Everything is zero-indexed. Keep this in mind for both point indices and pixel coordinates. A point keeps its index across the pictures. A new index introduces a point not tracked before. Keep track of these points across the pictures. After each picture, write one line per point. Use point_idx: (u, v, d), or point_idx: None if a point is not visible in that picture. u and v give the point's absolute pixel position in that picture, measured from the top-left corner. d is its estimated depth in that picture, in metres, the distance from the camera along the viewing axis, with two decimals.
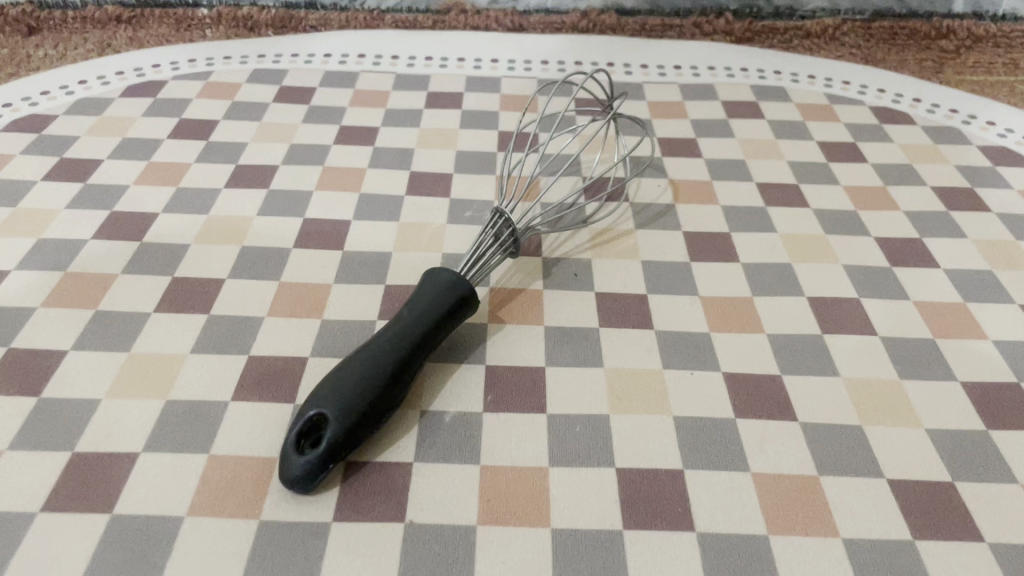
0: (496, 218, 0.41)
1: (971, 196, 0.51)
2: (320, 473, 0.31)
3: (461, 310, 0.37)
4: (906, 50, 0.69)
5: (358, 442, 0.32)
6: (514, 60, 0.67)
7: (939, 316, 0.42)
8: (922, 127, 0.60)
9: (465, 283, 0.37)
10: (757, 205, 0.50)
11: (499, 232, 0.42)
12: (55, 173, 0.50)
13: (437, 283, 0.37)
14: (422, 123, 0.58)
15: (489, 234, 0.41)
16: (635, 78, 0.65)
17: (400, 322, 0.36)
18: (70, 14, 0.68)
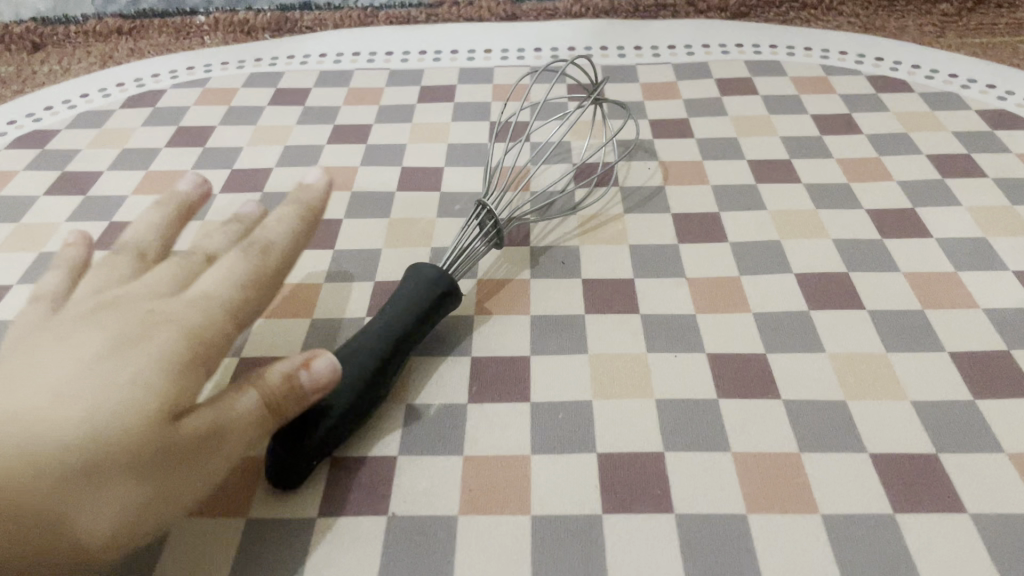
0: (479, 212, 0.42)
1: (967, 162, 0.51)
2: (301, 468, 0.32)
3: (443, 305, 0.38)
4: (906, 16, 0.68)
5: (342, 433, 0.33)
6: (507, 49, 0.67)
7: (930, 286, 0.41)
8: (920, 93, 0.59)
9: (447, 278, 0.38)
10: (747, 183, 0.50)
11: (482, 223, 0.42)
12: (57, 188, 0.52)
13: (420, 276, 0.37)
14: (415, 118, 0.59)
15: (473, 226, 0.42)
16: (628, 61, 0.65)
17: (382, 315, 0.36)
18: (72, 29, 0.70)
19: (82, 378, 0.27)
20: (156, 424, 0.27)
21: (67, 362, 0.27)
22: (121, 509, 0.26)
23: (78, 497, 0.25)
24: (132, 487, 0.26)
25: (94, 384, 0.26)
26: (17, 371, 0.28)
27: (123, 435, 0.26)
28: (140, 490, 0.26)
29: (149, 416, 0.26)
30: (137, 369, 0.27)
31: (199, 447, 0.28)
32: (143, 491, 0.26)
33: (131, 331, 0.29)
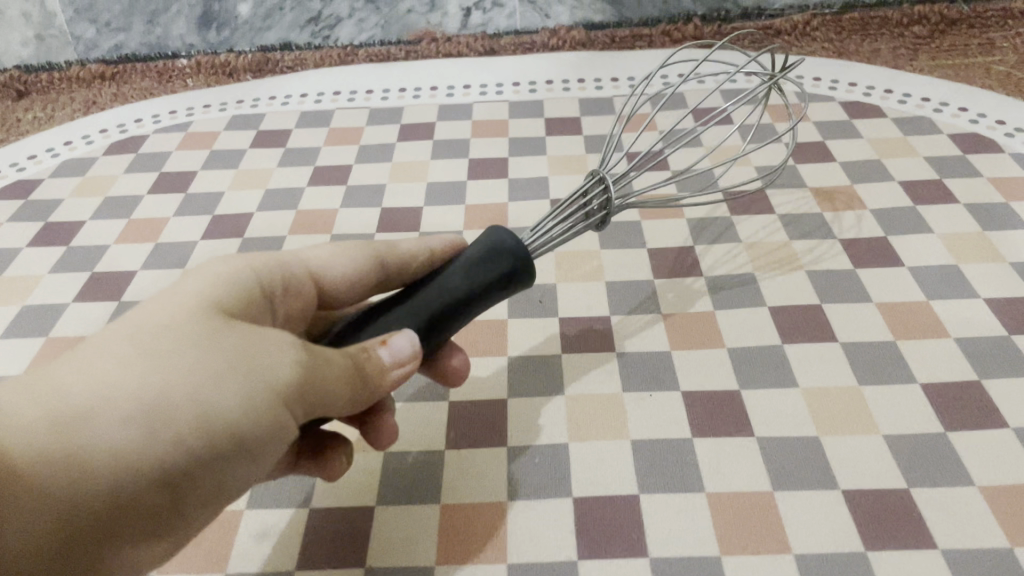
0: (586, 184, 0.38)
1: (939, 188, 0.51)
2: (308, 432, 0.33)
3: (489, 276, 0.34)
4: (879, 40, 0.69)
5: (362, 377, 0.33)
6: (486, 84, 0.68)
7: (902, 317, 0.42)
8: (893, 118, 0.59)
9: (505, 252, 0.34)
10: (721, 216, 0.50)
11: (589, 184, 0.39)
12: (39, 239, 0.52)
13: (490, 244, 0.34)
14: (394, 157, 0.60)
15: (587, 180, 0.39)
16: (605, 93, 0.66)
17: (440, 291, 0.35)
18: (55, 75, 0.71)
19: (143, 352, 0.27)
20: (206, 383, 0.27)
21: (127, 323, 0.29)
22: (162, 456, 0.27)
23: (120, 449, 0.26)
24: (175, 437, 0.27)
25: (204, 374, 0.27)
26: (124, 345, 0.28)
27: (162, 395, 0.27)
28: (183, 437, 0.27)
29: (197, 376, 0.27)
30: (188, 334, 0.28)
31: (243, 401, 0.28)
32: (185, 441, 0.27)
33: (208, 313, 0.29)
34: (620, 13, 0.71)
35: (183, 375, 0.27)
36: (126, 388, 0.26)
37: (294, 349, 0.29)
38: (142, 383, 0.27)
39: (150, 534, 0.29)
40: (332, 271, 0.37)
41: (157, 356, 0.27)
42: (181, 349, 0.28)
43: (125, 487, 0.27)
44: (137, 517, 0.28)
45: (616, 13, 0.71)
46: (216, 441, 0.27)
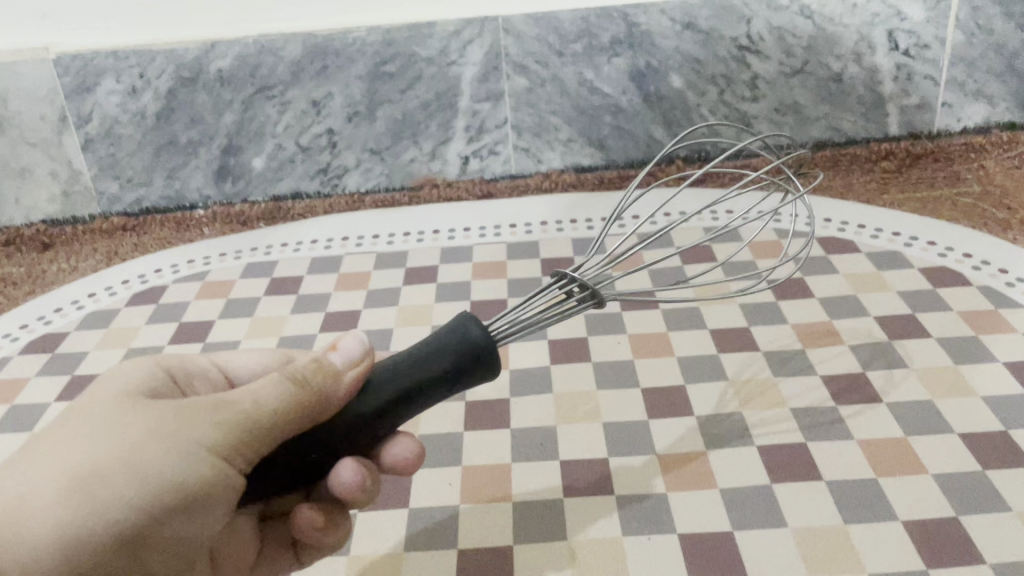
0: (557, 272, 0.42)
1: (911, 323, 0.55)
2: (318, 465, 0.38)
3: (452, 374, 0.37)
4: (851, 175, 0.74)
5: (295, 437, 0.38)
6: (485, 226, 0.73)
7: (882, 454, 0.44)
8: (867, 253, 0.63)
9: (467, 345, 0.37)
10: (709, 354, 0.54)
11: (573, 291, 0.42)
12: (67, 394, 0.55)
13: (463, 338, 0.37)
14: (400, 301, 0.63)
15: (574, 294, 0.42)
16: (596, 233, 0.71)
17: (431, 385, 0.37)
18: (80, 228, 0.76)
19: (123, 455, 0.34)
20: (159, 452, 0.34)
21: (67, 421, 0.36)
22: (114, 510, 0.34)
23: (80, 506, 0.34)
24: (123, 497, 0.34)
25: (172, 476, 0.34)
26: (105, 442, 0.35)
27: (113, 455, 0.34)
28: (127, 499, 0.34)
29: (151, 446, 0.34)
30: (117, 416, 0.36)
31: (173, 461, 0.34)
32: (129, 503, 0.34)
33: (180, 418, 0.35)
34: (607, 157, 0.76)
35: (129, 437, 0.35)
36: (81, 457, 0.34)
37: (223, 413, 0.35)
38: (82, 460, 0.34)
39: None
40: (240, 367, 0.47)
41: (99, 434, 0.35)
42: (108, 431, 0.35)
43: (85, 549, 0.34)
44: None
45: (603, 157, 0.76)
46: (158, 496, 0.34)
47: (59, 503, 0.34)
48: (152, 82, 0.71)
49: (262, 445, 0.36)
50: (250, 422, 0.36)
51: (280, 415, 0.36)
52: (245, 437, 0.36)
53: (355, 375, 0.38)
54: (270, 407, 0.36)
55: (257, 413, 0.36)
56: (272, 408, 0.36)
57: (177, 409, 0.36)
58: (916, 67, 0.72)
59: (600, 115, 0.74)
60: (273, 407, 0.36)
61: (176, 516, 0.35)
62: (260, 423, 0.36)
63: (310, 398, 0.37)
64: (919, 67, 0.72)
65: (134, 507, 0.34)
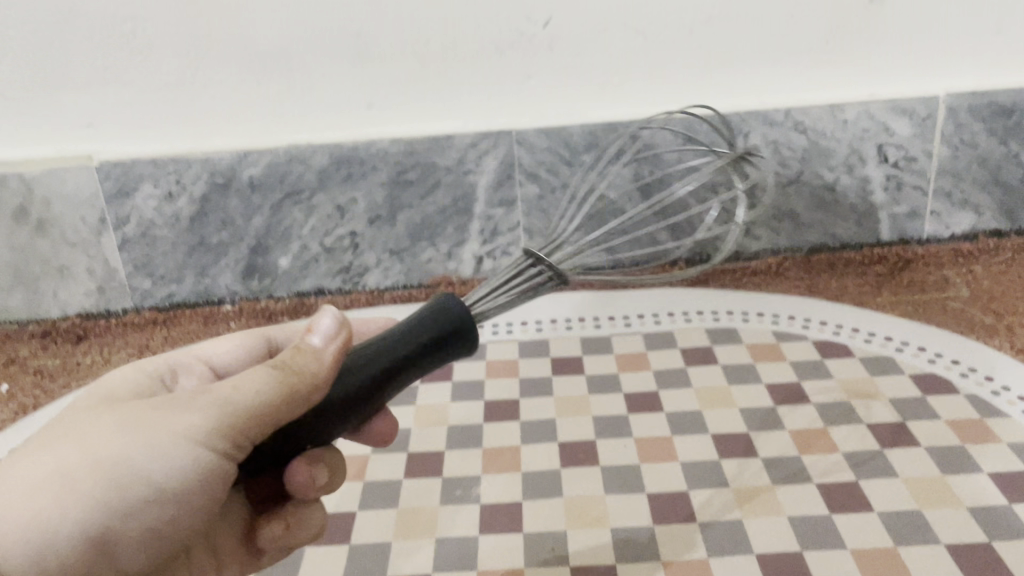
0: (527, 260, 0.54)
1: (902, 431, 0.58)
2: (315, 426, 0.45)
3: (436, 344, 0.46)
4: (846, 277, 0.77)
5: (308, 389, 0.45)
6: (497, 323, 0.77)
7: (874, 565, 0.47)
8: (860, 358, 0.67)
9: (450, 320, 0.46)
10: (711, 459, 0.57)
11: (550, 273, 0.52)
12: None
13: (444, 312, 0.46)
14: (418, 399, 0.67)
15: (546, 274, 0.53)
16: (603, 331, 0.74)
17: (433, 348, 0.46)
18: (113, 321, 0.80)
19: (105, 445, 0.40)
20: (138, 443, 0.40)
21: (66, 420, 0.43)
22: (95, 496, 0.40)
23: (65, 498, 0.39)
24: (102, 487, 0.40)
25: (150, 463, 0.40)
26: (92, 436, 0.41)
27: (94, 450, 0.40)
28: (116, 484, 0.40)
29: (132, 438, 0.40)
30: (104, 415, 0.42)
31: (152, 449, 0.40)
32: (118, 485, 0.40)
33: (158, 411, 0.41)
34: (614, 257, 0.80)
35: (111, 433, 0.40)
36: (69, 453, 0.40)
37: (201, 404, 0.41)
38: (69, 455, 0.40)
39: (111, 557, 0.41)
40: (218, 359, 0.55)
41: (86, 431, 0.41)
42: (95, 426, 0.41)
43: (70, 531, 0.40)
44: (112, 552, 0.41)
45: (610, 258, 0.81)
46: (137, 481, 0.40)
47: (48, 492, 0.39)
48: (187, 188, 0.76)
49: (246, 426, 0.42)
50: (227, 412, 0.41)
51: (260, 398, 0.42)
52: (223, 422, 0.41)
53: (337, 351, 0.44)
54: (248, 393, 0.42)
55: (236, 400, 0.41)
56: (247, 393, 0.42)
57: (162, 404, 0.42)
58: (905, 178, 0.77)
59: (606, 219, 0.79)
60: (251, 392, 0.42)
61: (157, 497, 0.41)
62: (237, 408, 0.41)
63: (291, 384, 0.42)
64: (907, 178, 0.77)
65: (112, 492, 0.40)
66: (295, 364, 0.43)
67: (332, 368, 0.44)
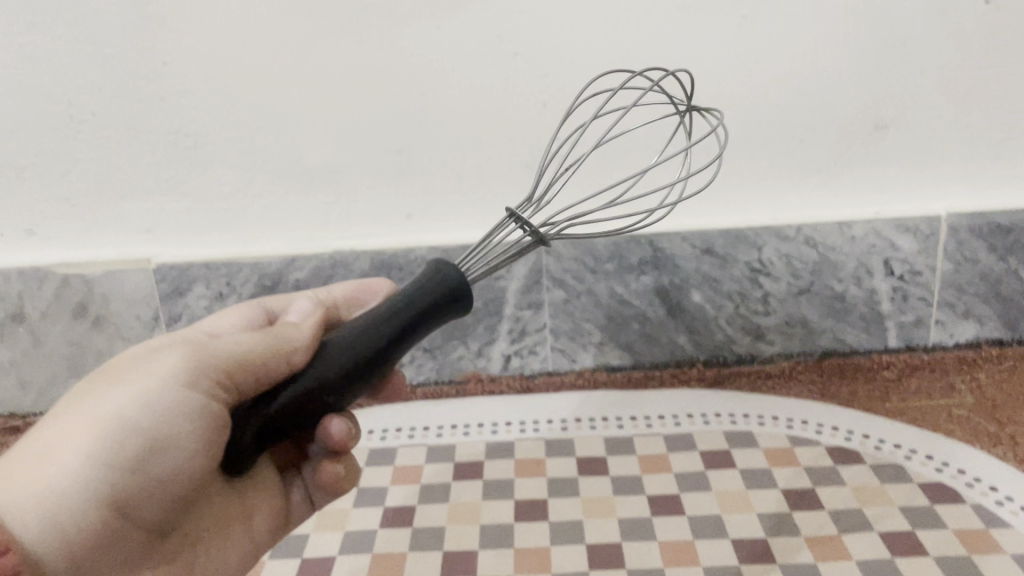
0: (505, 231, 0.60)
1: (912, 540, 0.61)
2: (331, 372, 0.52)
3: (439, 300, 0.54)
4: (855, 382, 0.82)
5: (342, 338, 0.53)
6: (524, 421, 0.81)
7: None
8: (871, 465, 0.70)
9: (449, 276, 0.55)
10: (731, 564, 0.60)
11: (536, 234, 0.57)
12: None
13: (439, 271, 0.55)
14: (451, 497, 0.71)
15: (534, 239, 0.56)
16: (626, 432, 0.78)
17: (445, 300, 0.54)
18: None
19: (108, 392, 0.51)
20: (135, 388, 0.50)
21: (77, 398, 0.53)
22: (96, 435, 0.49)
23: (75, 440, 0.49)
24: (108, 423, 0.49)
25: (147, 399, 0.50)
26: (96, 392, 0.51)
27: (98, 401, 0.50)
28: (116, 434, 0.49)
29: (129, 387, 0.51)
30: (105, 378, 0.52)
31: (150, 388, 0.51)
32: (117, 436, 0.49)
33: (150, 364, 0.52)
34: (635, 358, 0.85)
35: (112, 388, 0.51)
36: (75, 410, 0.50)
37: (190, 354, 0.52)
38: (77, 412, 0.50)
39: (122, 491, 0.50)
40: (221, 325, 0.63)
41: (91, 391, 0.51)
42: (98, 387, 0.51)
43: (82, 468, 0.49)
44: (124, 499, 0.51)
45: (631, 358, 0.85)
46: (135, 413, 0.50)
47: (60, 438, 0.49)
48: (236, 289, 0.83)
49: (236, 379, 0.52)
50: (209, 360, 0.51)
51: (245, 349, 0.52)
52: (212, 367, 0.51)
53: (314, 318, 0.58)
54: (233, 345, 0.52)
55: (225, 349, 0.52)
56: (234, 343, 0.52)
57: (142, 363, 0.52)
58: (910, 290, 0.82)
59: (629, 323, 0.84)
60: (240, 345, 0.52)
61: (155, 431, 0.50)
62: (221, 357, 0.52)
63: (279, 341, 0.53)
64: (912, 289, 0.82)
65: (115, 427, 0.49)
66: (276, 331, 0.54)
67: (309, 341, 0.54)
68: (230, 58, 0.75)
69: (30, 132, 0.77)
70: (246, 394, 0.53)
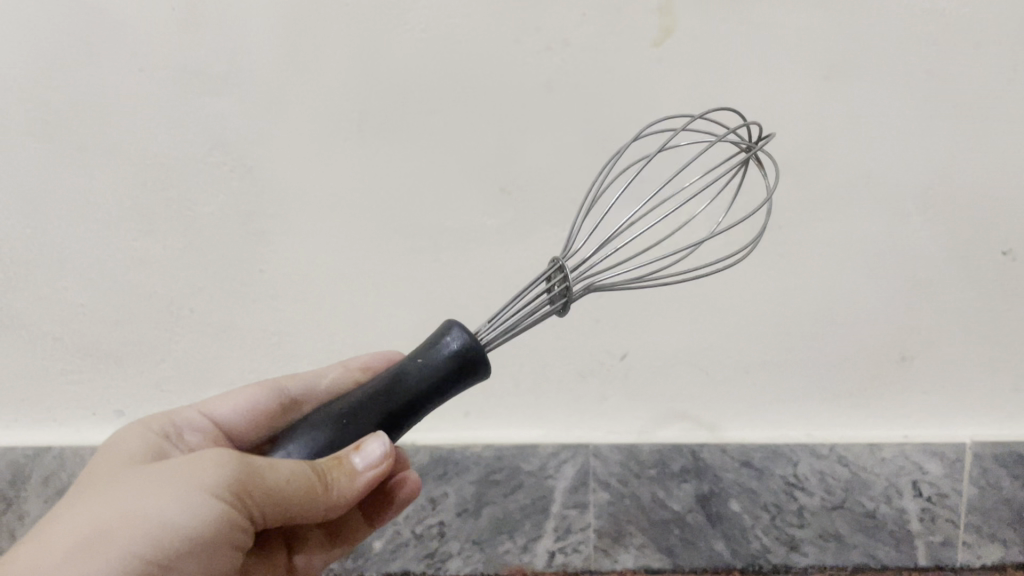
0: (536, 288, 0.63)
1: None
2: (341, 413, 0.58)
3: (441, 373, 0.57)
4: None
5: (360, 403, 0.58)
6: None
7: None
8: None
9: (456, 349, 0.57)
10: None
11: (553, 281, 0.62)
12: None
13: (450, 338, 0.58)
14: None
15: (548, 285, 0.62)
16: None
17: (456, 363, 0.57)
18: None
19: (161, 496, 0.50)
20: (186, 499, 0.50)
21: (120, 488, 0.52)
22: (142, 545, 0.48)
23: (118, 543, 0.48)
24: (154, 532, 0.49)
25: (196, 515, 0.50)
26: (145, 495, 0.50)
27: (147, 506, 0.50)
28: (145, 537, 0.48)
29: (180, 496, 0.50)
30: (155, 477, 0.52)
31: (202, 504, 0.50)
32: (144, 539, 0.48)
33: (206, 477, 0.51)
34: (676, 561, 0.88)
35: (162, 494, 0.50)
36: (120, 509, 0.49)
37: (243, 477, 0.52)
38: (122, 512, 0.49)
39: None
40: (235, 408, 0.74)
41: (141, 493, 0.50)
42: (150, 487, 0.51)
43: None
44: None
45: (672, 561, 0.88)
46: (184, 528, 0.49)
47: (100, 539, 0.48)
48: None
49: (271, 503, 0.53)
50: (253, 481, 0.52)
51: (295, 483, 0.53)
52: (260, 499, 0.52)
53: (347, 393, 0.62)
54: (281, 475, 0.53)
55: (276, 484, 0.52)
56: (284, 474, 0.53)
57: (185, 467, 0.52)
58: (938, 511, 0.86)
59: (670, 527, 0.88)
60: (294, 482, 0.53)
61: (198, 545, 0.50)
62: (273, 491, 0.52)
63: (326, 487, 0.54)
64: (940, 510, 0.86)
65: (163, 538, 0.49)
66: (331, 475, 0.55)
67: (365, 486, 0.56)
68: (325, 274, 0.88)
69: (141, 326, 0.90)
70: (274, 514, 0.53)
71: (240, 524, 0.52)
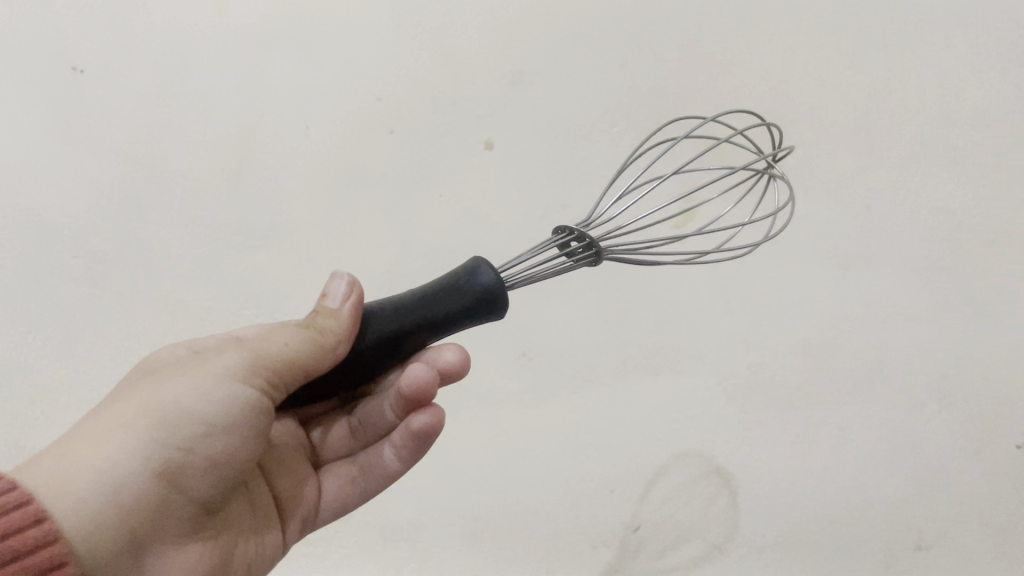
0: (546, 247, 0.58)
1: None
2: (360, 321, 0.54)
3: (461, 303, 0.52)
4: None
5: (389, 308, 0.54)
6: None
7: None
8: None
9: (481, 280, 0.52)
10: None
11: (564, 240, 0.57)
12: None
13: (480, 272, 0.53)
14: None
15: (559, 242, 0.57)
16: None
17: (481, 295, 0.52)
18: None
19: (166, 379, 0.50)
20: (189, 377, 0.49)
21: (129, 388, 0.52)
22: (152, 424, 0.48)
23: (130, 425, 0.47)
24: (165, 410, 0.48)
25: (204, 386, 0.49)
26: (151, 386, 0.50)
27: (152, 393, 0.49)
28: (160, 421, 0.48)
29: (184, 376, 0.50)
30: (163, 370, 0.51)
31: (203, 378, 0.49)
32: (161, 422, 0.48)
33: (205, 359, 0.51)
34: None
35: (169, 379, 0.50)
36: (131, 398, 0.49)
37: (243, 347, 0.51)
38: (132, 403, 0.49)
39: (177, 475, 0.49)
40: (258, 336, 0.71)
41: (147, 385, 0.50)
42: (158, 378, 0.50)
43: (139, 456, 0.47)
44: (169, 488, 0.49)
45: None
46: (193, 400, 0.49)
47: (113, 425, 0.47)
48: None
49: (275, 370, 0.50)
50: (259, 356, 0.50)
51: (292, 347, 0.51)
52: (257, 362, 0.50)
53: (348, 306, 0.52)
54: (277, 343, 0.51)
55: (272, 345, 0.51)
56: (281, 345, 0.51)
57: (198, 358, 0.51)
58: None
59: None
60: (289, 340, 0.51)
61: (213, 415, 0.49)
62: (269, 351, 0.50)
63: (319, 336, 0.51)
64: None
65: (175, 413, 0.48)
66: (318, 325, 0.51)
67: (352, 322, 0.52)
68: None
69: None
70: (282, 381, 0.51)
71: (260, 401, 0.51)
